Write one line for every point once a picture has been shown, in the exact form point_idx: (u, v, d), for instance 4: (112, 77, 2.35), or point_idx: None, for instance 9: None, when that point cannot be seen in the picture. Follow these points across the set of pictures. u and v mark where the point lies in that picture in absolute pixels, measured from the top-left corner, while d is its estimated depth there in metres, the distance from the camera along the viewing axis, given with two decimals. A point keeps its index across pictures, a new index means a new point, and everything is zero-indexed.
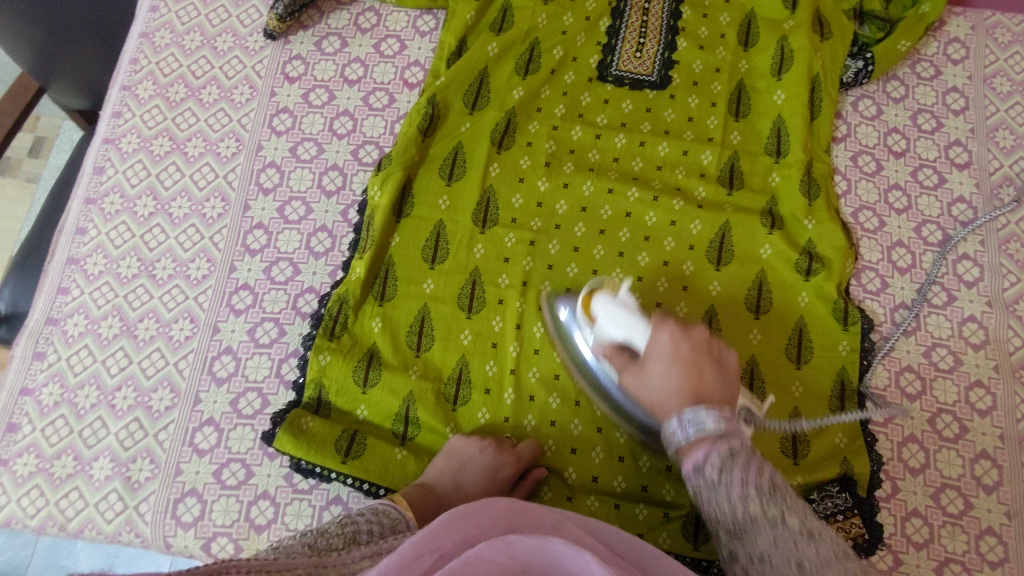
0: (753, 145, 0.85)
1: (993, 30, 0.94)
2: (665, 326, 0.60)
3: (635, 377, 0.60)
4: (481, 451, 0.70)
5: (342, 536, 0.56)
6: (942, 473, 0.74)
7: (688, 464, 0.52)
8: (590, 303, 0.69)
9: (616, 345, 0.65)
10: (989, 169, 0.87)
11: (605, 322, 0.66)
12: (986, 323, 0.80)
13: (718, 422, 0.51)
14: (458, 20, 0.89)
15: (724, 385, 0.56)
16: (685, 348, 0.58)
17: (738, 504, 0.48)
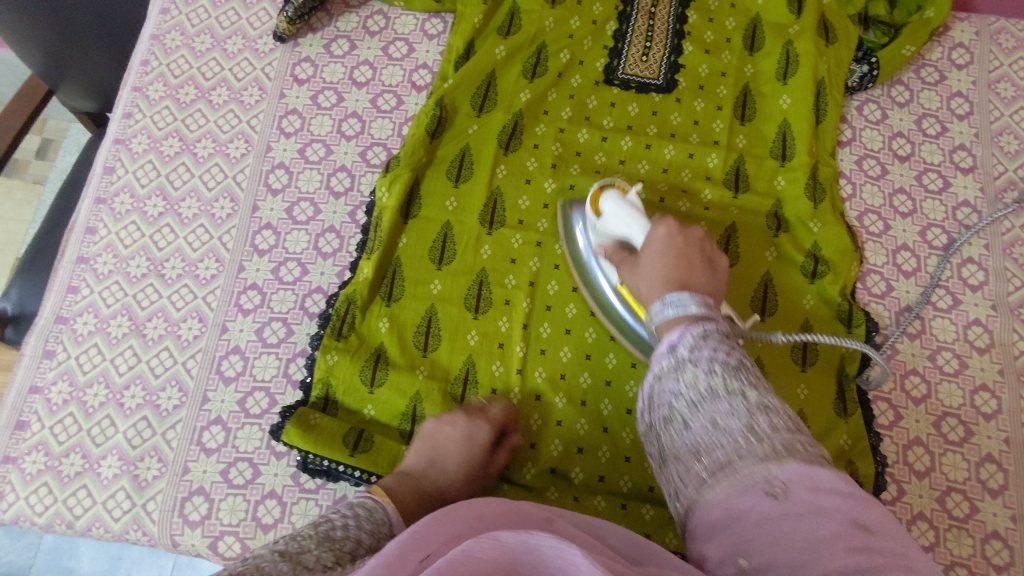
0: (759, 149, 0.86)
1: (998, 35, 0.94)
2: (663, 223, 0.67)
3: (632, 269, 0.67)
4: (455, 428, 0.71)
5: (316, 535, 0.54)
6: (948, 476, 0.74)
7: (663, 346, 0.55)
8: (598, 199, 0.75)
9: (616, 242, 0.72)
10: (993, 173, 0.87)
11: (610, 217, 0.73)
12: (991, 326, 0.80)
13: (700, 306, 0.56)
14: (466, 23, 0.90)
15: (712, 282, 0.63)
16: (680, 240, 0.65)
17: (701, 377, 0.51)
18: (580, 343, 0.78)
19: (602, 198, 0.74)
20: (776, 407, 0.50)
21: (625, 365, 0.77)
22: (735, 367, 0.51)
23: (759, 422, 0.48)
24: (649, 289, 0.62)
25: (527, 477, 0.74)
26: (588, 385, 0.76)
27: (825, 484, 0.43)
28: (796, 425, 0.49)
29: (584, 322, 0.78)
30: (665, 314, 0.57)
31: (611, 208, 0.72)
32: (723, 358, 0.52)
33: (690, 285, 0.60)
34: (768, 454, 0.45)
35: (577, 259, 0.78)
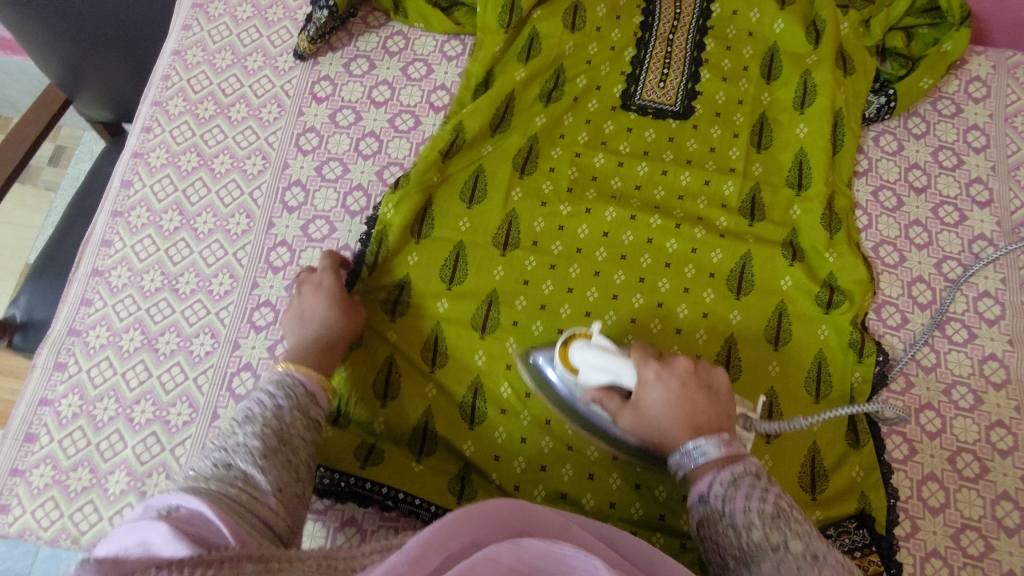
0: (775, 177, 0.86)
1: (1015, 70, 0.94)
2: (647, 364, 0.64)
3: (632, 420, 0.64)
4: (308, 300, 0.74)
5: (238, 422, 0.57)
6: (963, 513, 0.73)
7: (694, 495, 0.58)
8: (567, 352, 0.69)
9: (604, 388, 0.66)
10: (1010, 207, 0.87)
11: (586, 369, 0.66)
12: (1007, 362, 0.80)
13: (719, 447, 0.58)
14: (484, 46, 0.90)
15: (716, 408, 0.62)
16: (677, 381, 0.62)
17: (743, 534, 0.54)
18: None
19: (572, 351, 0.68)
20: (804, 530, 0.54)
21: None
22: (766, 502, 0.55)
23: (794, 547, 0.52)
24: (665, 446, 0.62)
25: (537, 499, 0.72)
26: None
27: (831, 574, 0.51)
28: (820, 539, 0.54)
29: None
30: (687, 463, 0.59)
31: (589, 357, 0.66)
32: (754, 498, 0.55)
33: (703, 427, 0.61)
34: (804, 567, 0.51)
35: None
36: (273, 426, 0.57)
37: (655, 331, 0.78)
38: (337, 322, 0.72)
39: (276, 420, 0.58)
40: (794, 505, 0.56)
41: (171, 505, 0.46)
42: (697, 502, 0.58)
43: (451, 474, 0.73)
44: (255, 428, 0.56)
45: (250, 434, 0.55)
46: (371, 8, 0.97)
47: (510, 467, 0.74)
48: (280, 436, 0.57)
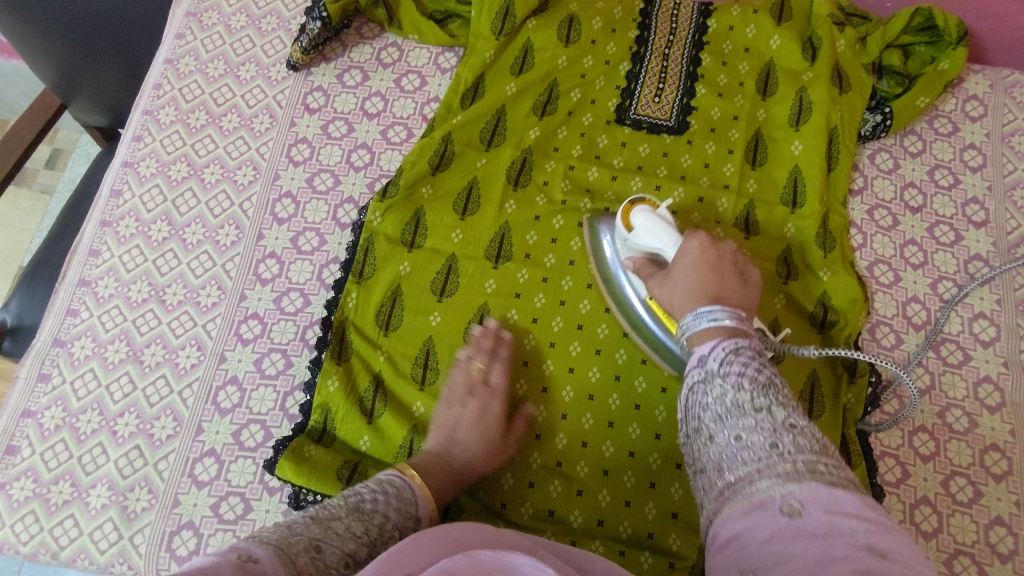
0: (769, 195, 0.85)
1: (1012, 88, 0.94)
2: (693, 237, 0.67)
3: (659, 284, 0.68)
4: (463, 408, 0.71)
5: (347, 506, 0.56)
6: (956, 539, 0.72)
7: (695, 358, 0.58)
8: (629, 214, 0.73)
9: (648, 256, 0.71)
10: (1006, 228, 0.86)
11: (642, 231, 0.71)
12: (1002, 384, 0.79)
13: (734, 319, 0.59)
14: (477, 57, 0.90)
15: (745, 293, 0.64)
16: (711, 254, 0.65)
17: (729, 388, 0.52)
18: (584, 383, 0.76)
19: (633, 213, 0.72)
20: (804, 427, 0.49)
21: (629, 407, 0.75)
22: (762, 385, 0.52)
23: (784, 440, 0.47)
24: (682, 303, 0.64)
25: (524, 517, 0.72)
26: (589, 427, 0.74)
27: (846, 508, 0.41)
28: (825, 446, 0.48)
29: (589, 361, 0.77)
30: (699, 325, 0.60)
31: (642, 224, 0.71)
32: (751, 374, 0.52)
33: (722, 298, 0.62)
34: (789, 473, 0.44)
35: (605, 272, 0.78)
36: (373, 535, 0.55)
37: None
38: (477, 449, 0.70)
39: (379, 529, 0.56)
40: (800, 412, 0.51)
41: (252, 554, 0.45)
42: (696, 368, 0.57)
43: None
44: (359, 525, 0.55)
45: (349, 527, 0.54)
46: (365, 19, 0.96)
47: (498, 484, 0.73)
48: (373, 548, 0.54)
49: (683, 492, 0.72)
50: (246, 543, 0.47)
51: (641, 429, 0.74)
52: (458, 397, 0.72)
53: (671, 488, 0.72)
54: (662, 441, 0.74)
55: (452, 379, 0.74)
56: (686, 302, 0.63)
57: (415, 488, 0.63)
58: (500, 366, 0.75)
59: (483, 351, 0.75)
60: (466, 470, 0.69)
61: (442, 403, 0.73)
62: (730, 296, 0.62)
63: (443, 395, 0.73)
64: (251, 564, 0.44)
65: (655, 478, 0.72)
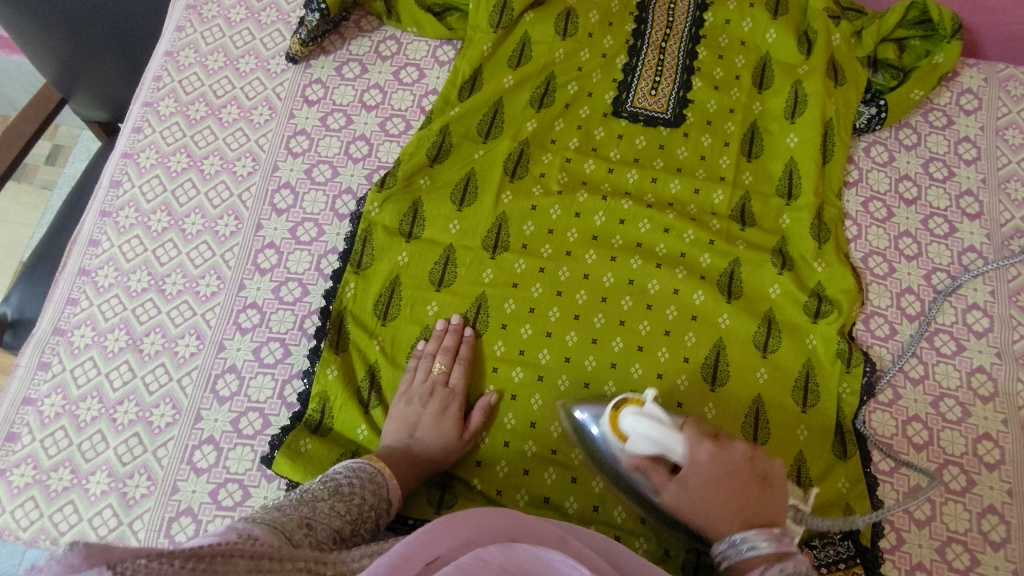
0: (765, 186, 0.86)
1: (1007, 82, 0.94)
2: (700, 441, 0.62)
3: (676, 495, 0.62)
4: (423, 408, 0.73)
5: (326, 488, 0.59)
6: (949, 527, 0.73)
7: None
8: (617, 418, 0.64)
9: (652, 459, 0.63)
10: (1000, 220, 0.87)
11: (635, 436, 0.62)
12: (995, 374, 0.79)
13: (771, 543, 0.58)
14: (475, 50, 0.91)
15: (775, 503, 0.62)
16: (725, 469, 0.62)
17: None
18: (581, 371, 0.77)
19: (622, 415, 0.63)
20: None
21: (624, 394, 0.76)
22: None
23: None
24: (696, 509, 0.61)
25: (520, 504, 0.72)
26: None
27: None
28: None
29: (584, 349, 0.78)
30: (736, 554, 0.59)
31: (639, 428, 0.62)
32: None
33: (750, 517, 0.60)
34: None
35: (577, 429, 0.70)
36: (354, 513, 0.58)
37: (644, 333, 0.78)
38: (434, 442, 0.71)
39: (358, 508, 0.59)
40: None
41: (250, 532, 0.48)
42: None
43: (432, 482, 0.73)
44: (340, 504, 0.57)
45: (334, 507, 0.57)
46: (364, 13, 0.97)
47: (493, 472, 0.74)
48: (354, 526, 0.58)
49: None
50: (244, 521, 0.49)
51: None
52: (419, 396, 0.74)
53: None
54: None
55: (412, 376, 0.75)
56: (710, 522, 0.61)
57: (388, 477, 0.65)
58: (461, 367, 0.76)
59: (443, 351, 0.76)
60: (431, 466, 0.70)
61: (399, 398, 0.74)
62: (766, 513, 0.61)
63: (401, 390, 0.75)
64: (258, 537, 0.47)
65: None
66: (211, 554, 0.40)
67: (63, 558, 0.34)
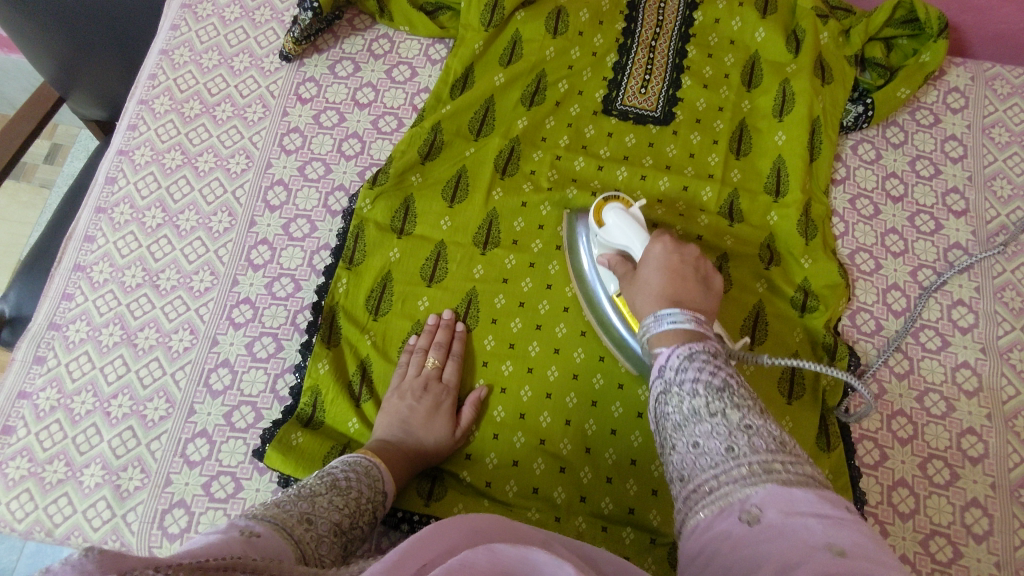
0: (753, 183, 0.86)
1: (993, 81, 0.95)
2: (659, 240, 0.66)
3: (630, 284, 0.67)
4: (415, 403, 0.73)
5: (323, 484, 0.59)
6: (932, 520, 0.74)
7: (657, 364, 0.54)
8: (601, 209, 0.74)
9: (618, 253, 0.72)
10: (986, 217, 0.88)
11: (613, 227, 0.72)
12: (979, 369, 0.80)
13: (691, 322, 0.55)
14: (467, 48, 0.92)
15: (708, 298, 0.62)
16: (675, 257, 0.64)
17: (686, 398, 0.49)
18: (568, 364, 0.78)
19: (607, 209, 0.73)
20: (763, 426, 0.46)
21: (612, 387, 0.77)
22: (719, 387, 0.48)
23: (738, 441, 0.45)
24: (644, 303, 0.62)
25: (509, 495, 0.73)
26: (573, 405, 0.76)
27: (804, 506, 0.39)
28: (785, 441, 0.45)
29: (573, 342, 0.79)
30: (659, 326, 0.56)
31: (614, 220, 0.72)
32: (708, 379, 0.49)
33: (683, 300, 0.60)
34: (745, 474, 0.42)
35: (580, 272, 0.78)
36: (352, 507, 0.59)
37: None
38: (429, 434, 0.72)
39: (355, 502, 0.60)
40: (761, 410, 0.48)
41: (253, 531, 0.47)
42: (657, 375, 0.53)
43: (421, 474, 0.74)
44: (336, 500, 0.58)
45: (332, 501, 0.57)
46: (357, 11, 0.98)
47: (483, 465, 0.74)
48: (353, 518, 0.58)
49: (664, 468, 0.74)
50: (245, 518, 0.49)
51: (624, 409, 0.76)
52: (412, 391, 0.74)
53: (651, 465, 0.74)
54: (644, 419, 0.75)
55: (404, 371, 0.76)
56: (649, 303, 0.61)
57: (383, 471, 0.65)
58: (453, 363, 0.77)
59: (436, 346, 0.77)
60: (424, 459, 0.71)
61: (392, 392, 0.75)
62: (692, 300, 0.60)
63: (394, 385, 0.76)
64: (258, 538, 0.47)
65: (636, 455, 0.74)
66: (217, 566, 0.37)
67: (77, 564, 0.31)
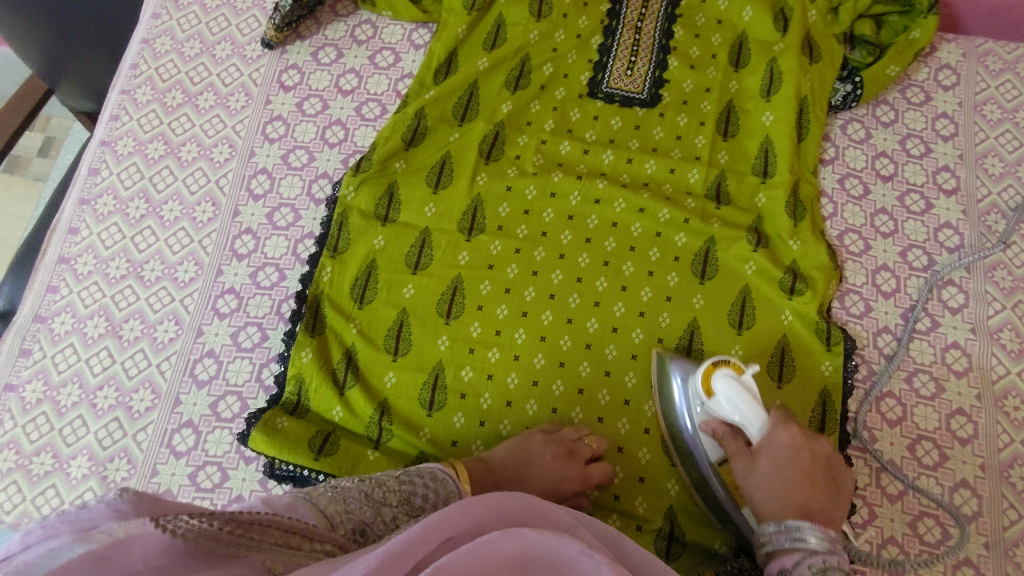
0: (740, 165, 0.85)
1: (985, 57, 0.94)
2: (785, 426, 0.62)
3: (743, 468, 0.63)
4: (555, 458, 0.70)
5: (396, 496, 0.57)
6: (921, 501, 0.73)
7: (777, 567, 0.56)
8: (710, 374, 0.67)
9: (728, 425, 0.66)
10: (977, 195, 0.87)
11: (721, 397, 0.65)
12: (969, 350, 0.79)
13: (821, 539, 0.55)
14: (450, 33, 0.91)
15: (833, 503, 0.60)
16: (806, 456, 0.61)
17: (812, 562, 0.54)
18: (556, 351, 0.77)
19: (715, 375, 0.66)
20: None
21: (598, 375, 0.77)
22: (840, 562, 0.53)
23: None
24: (768, 500, 0.60)
25: None
26: (560, 393, 0.76)
27: None
28: None
29: (560, 329, 0.78)
30: (782, 541, 0.56)
31: (724, 392, 0.65)
32: (831, 561, 0.53)
33: (813, 514, 0.58)
34: None
35: (671, 416, 0.71)
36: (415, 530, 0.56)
37: (619, 313, 0.79)
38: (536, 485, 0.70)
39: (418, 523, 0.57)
40: None
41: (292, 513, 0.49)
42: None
43: (407, 460, 0.74)
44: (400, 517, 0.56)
45: (396, 518, 0.56)
46: None
47: (468, 452, 0.74)
48: None
49: (650, 456, 0.74)
50: (302, 503, 0.51)
51: (610, 396, 0.76)
52: (558, 448, 0.71)
53: (639, 452, 0.74)
54: (630, 407, 0.75)
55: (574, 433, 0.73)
56: (769, 501, 0.59)
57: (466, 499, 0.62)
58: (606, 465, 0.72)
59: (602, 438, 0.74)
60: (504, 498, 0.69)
61: (533, 436, 0.72)
62: (820, 512, 0.58)
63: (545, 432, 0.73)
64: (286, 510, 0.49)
65: (623, 442, 0.74)
66: (250, 520, 0.42)
67: (111, 504, 0.39)
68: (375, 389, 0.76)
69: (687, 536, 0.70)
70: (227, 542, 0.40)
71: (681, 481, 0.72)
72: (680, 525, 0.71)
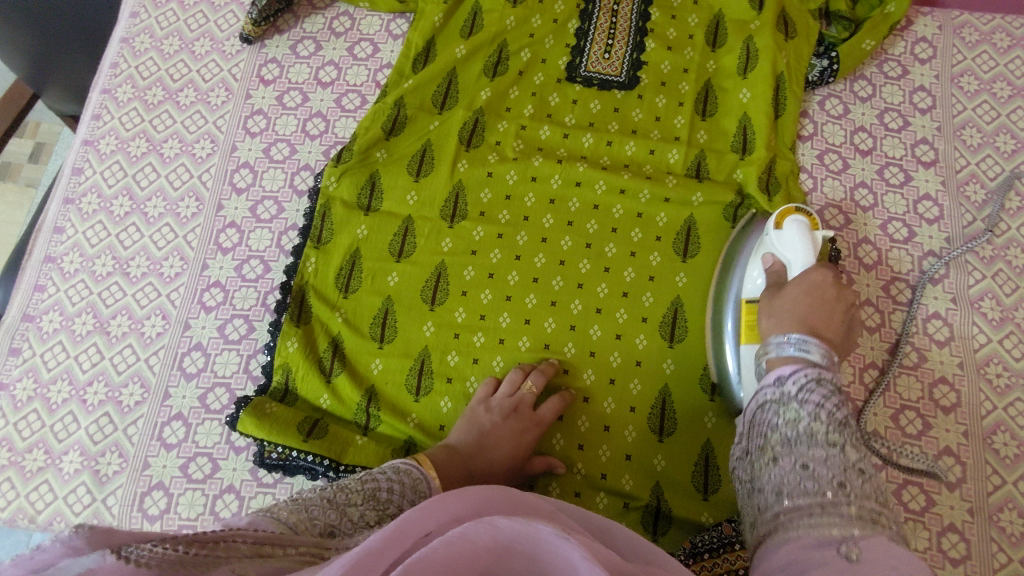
0: (719, 144, 0.86)
1: (961, 29, 0.94)
2: (820, 268, 0.67)
3: (773, 292, 0.68)
4: (502, 420, 0.71)
5: (362, 494, 0.58)
6: (905, 470, 0.74)
7: (772, 377, 0.60)
8: (783, 217, 0.71)
9: (779, 266, 0.71)
10: (955, 167, 0.87)
11: (786, 240, 0.70)
12: (950, 320, 0.80)
13: (823, 356, 0.59)
14: (426, 22, 0.91)
15: (843, 334, 0.65)
16: (832, 291, 0.66)
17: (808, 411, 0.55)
18: (540, 334, 0.78)
19: (788, 218, 0.71)
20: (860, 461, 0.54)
21: (584, 355, 0.77)
22: (840, 421, 0.55)
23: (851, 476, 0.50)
24: (781, 316, 0.65)
25: None
26: None
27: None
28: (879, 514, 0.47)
29: (544, 312, 0.79)
30: (784, 350, 0.61)
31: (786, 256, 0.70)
32: (829, 407, 0.55)
33: (819, 330, 0.63)
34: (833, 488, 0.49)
35: (725, 260, 0.78)
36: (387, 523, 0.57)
37: (602, 294, 0.79)
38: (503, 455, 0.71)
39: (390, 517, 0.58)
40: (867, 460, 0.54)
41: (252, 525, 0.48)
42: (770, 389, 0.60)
43: (395, 445, 0.74)
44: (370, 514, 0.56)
45: (363, 516, 0.56)
46: None
47: None
48: None
49: (636, 434, 0.74)
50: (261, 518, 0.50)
51: (595, 376, 0.77)
52: (503, 408, 0.72)
53: (624, 431, 0.74)
54: (615, 386, 0.76)
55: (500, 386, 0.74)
56: (785, 315, 0.64)
57: (433, 484, 0.64)
58: (553, 400, 0.74)
59: (539, 372, 0.75)
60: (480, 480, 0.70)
61: (479, 400, 0.74)
62: (826, 332, 0.63)
63: (484, 395, 0.74)
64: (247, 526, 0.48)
65: (609, 422, 0.75)
66: (213, 539, 0.42)
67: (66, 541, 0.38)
68: (362, 377, 0.77)
69: (674, 512, 0.71)
70: (193, 562, 0.39)
71: (667, 458, 0.73)
72: (667, 501, 0.72)
